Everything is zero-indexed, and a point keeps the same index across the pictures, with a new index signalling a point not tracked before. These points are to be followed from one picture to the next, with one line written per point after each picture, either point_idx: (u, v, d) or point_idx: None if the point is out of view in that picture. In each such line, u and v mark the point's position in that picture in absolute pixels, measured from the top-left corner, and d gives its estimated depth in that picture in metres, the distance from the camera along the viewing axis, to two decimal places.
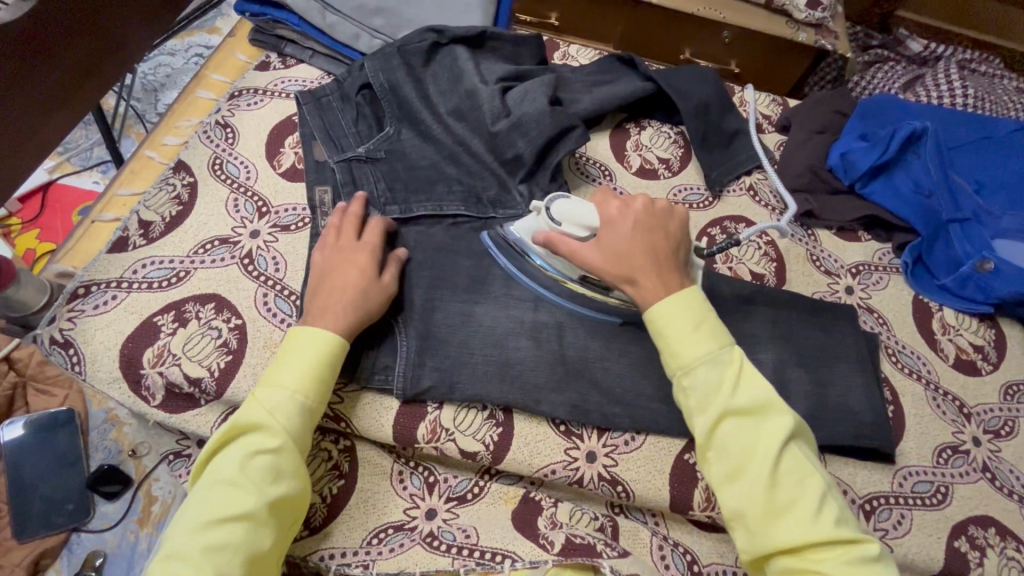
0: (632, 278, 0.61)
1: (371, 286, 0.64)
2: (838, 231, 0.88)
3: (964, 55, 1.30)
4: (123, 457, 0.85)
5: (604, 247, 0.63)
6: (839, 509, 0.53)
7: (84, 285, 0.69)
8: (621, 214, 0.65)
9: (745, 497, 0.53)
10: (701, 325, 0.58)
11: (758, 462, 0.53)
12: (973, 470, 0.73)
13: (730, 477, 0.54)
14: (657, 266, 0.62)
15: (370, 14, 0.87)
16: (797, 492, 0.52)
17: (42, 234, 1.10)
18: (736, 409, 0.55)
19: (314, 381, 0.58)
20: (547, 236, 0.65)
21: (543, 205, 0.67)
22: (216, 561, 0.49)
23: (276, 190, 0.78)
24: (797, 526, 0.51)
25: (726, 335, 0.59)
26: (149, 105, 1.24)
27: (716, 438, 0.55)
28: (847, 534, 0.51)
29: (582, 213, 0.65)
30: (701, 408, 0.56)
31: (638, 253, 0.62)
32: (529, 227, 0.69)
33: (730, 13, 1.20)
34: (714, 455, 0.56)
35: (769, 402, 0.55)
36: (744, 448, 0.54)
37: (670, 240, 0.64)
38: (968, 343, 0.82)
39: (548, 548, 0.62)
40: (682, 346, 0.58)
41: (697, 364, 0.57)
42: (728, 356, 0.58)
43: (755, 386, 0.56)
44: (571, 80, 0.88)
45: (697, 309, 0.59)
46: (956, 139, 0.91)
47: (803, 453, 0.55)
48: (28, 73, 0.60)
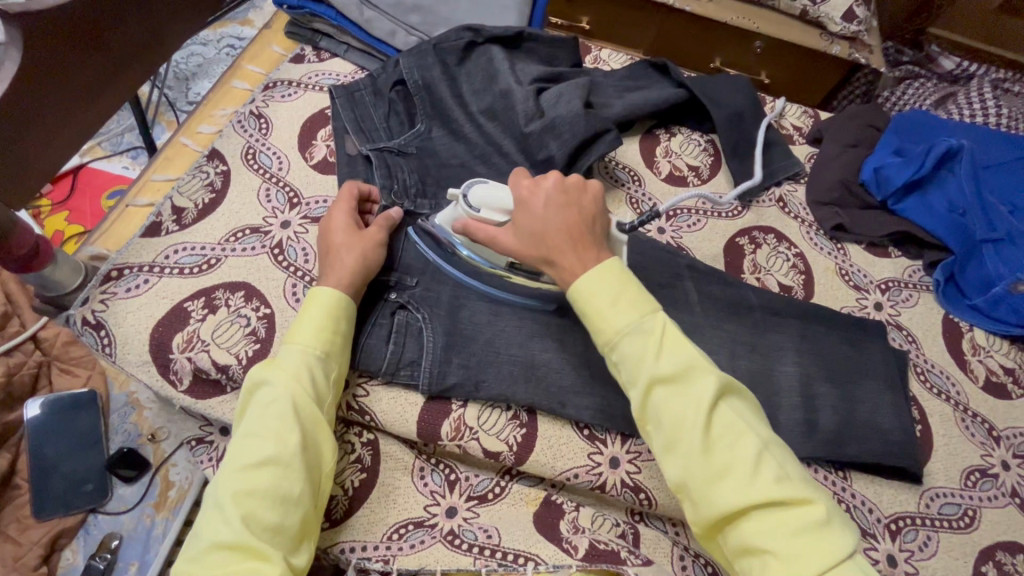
0: (550, 260, 0.57)
1: (376, 254, 0.66)
2: (869, 246, 0.87)
3: (997, 75, 1.28)
4: (141, 441, 0.86)
5: (519, 230, 0.59)
6: (781, 466, 0.49)
7: (118, 268, 0.69)
8: (531, 194, 0.59)
9: (683, 466, 0.50)
10: (619, 298, 0.54)
11: (689, 430, 0.50)
12: (1001, 495, 0.72)
13: (667, 448, 0.51)
14: (575, 244, 0.56)
15: (408, 12, 0.88)
16: (731, 455, 0.49)
17: (71, 217, 1.11)
18: (662, 377, 0.51)
19: (327, 333, 0.60)
20: (463, 225, 0.61)
21: (460, 192, 0.62)
22: (250, 504, 0.50)
23: (307, 181, 0.78)
24: (733, 491, 0.48)
25: (649, 301, 0.55)
26: (180, 93, 1.26)
27: (649, 409, 0.52)
28: (784, 493, 0.47)
29: (496, 197, 0.61)
30: (630, 382, 0.53)
31: (550, 230, 0.57)
32: (450, 215, 0.65)
33: (764, 23, 1.19)
34: (651, 427, 0.53)
35: (694, 365, 0.52)
36: (675, 416, 0.51)
37: (585, 216, 0.58)
38: (998, 365, 0.81)
39: (571, 552, 0.61)
40: (605, 320, 0.54)
41: (620, 336, 0.53)
42: (652, 323, 0.54)
43: (680, 351, 0.52)
44: (604, 84, 0.88)
45: (619, 276, 0.55)
46: (991, 157, 0.90)
47: (736, 412, 0.52)
48: (75, 57, 0.61)
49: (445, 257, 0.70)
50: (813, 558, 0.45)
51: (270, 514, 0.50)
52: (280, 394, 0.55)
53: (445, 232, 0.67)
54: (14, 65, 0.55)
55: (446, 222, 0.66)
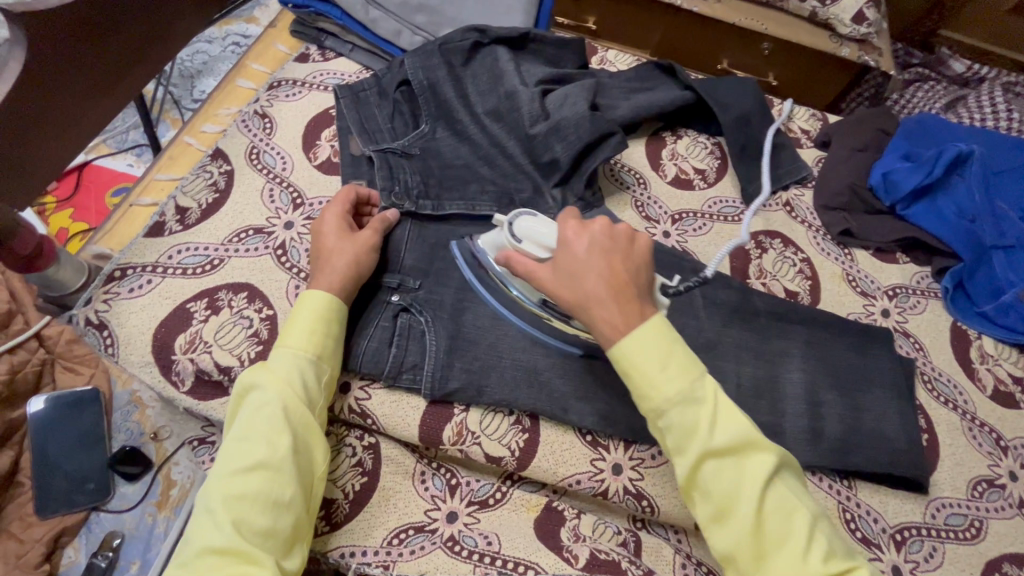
0: (586, 306, 0.55)
1: (369, 258, 0.65)
2: (876, 251, 0.86)
3: (1009, 78, 1.27)
4: (144, 440, 0.86)
5: (559, 273, 0.57)
6: (829, 541, 0.49)
7: (121, 268, 0.69)
8: (577, 237, 0.58)
9: (734, 540, 0.49)
10: (668, 362, 0.53)
11: (743, 506, 0.49)
12: (1009, 506, 0.71)
13: (716, 519, 0.51)
14: (615, 295, 0.54)
15: (413, 11, 0.87)
16: (785, 533, 0.49)
17: (75, 214, 1.11)
18: (715, 450, 0.50)
19: (318, 336, 0.59)
20: (506, 256, 0.61)
21: (506, 220, 0.62)
22: (241, 509, 0.50)
23: (311, 182, 0.78)
24: (787, 568, 0.48)
25: (696, 365, 0.54)
26: (185, 90, 1.26)
27: (698, 480, 0.51)
28: (837, 569, 0.48)
29: (544, 232, 0.60)
30: (678, 451, 0.52)
31: (594, 278, 0.55)
32: (493, 239, 0.65)
33: (771, 24, 1.18)
34: (699, 496, 0.52)
35: (748, 439, 0.51)
36: (727, 490, 0.50)
37: (630, 266, 0.57)
38: (1007, 373, 0.80)
39: (572, 562, 0.62)
40: (655, 387, 0.52)
41: (669, 405, 0.52)
42: (702, 391, 0.52)
43: (734, 423, 0.51)
44: (609, 85, 0.87)
45: (667, 340, 0.54)
46: (1002, 162, 0.89)
47: (787, 485, 0.51)
48: (79, 58, 0.61)
49: (485, 285, 0.69)
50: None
51: (262, 518, 0.50)
52: (272, 398, 0.55)
53: (484, 255, 0.67)
54: (18, 64, 0.55)
55: (488, 246, 0.65)
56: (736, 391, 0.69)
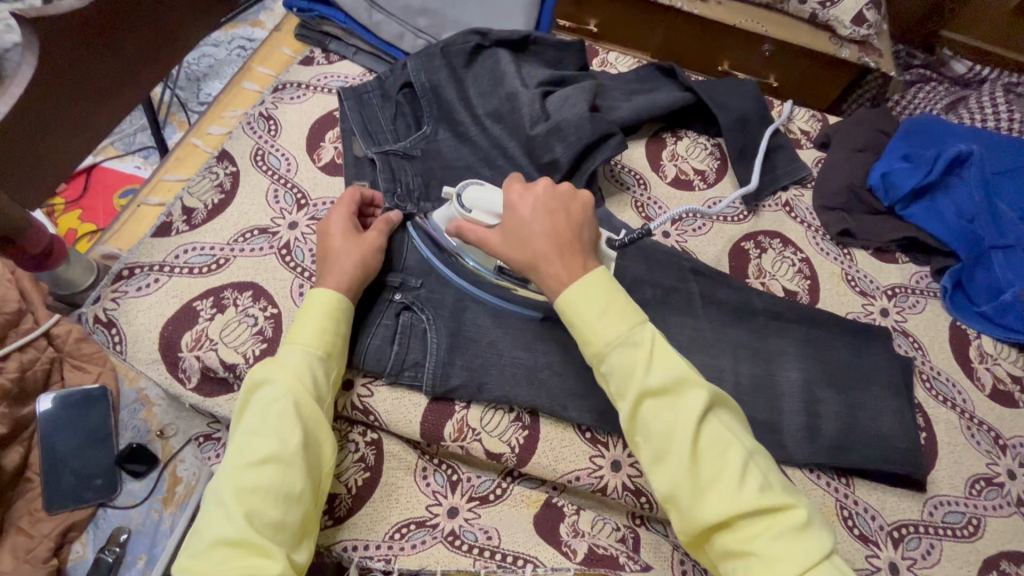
0: (535, 264, 0.57)
1: (376, 258, 0.67)
2: (875, 251, 0.87)
3: (1011, 79, 1.27)
4: (151, 437, 0.88)
5: (507, 234, 0.59)
6: (764, 475, 0.50)
7: (129, 267, 0.71)
8: (521, 199, 0.60)
9: (672, 478, 0.50)
10: (609, 309, 0.54)
11: (678, 442, 0.50)
12: (1007, 504, 0.71)
13: (656, 459, 0.51)
14: (559, 251, 0.57)
15: (415, 15, 0.89)
16: (720, 466, 0.49)
17: (84, 216, 1.13)
18: (651, 389, 0.51)
19: (328, 334, 0.60)
20: (457, 226, 0.62)
21: (455, 192, 0.64)
22: (252, 502, 0.51)
23: (315, 183, 0.79)
24: (721, 500, 0.48)
25: (637, 313, 0.55)
26: (192, 93, 1.27)
27: (638, 421, 0.52)
28: (770, 500, 0.48)
29: (492, 199, 0.62)
30: (619, 394, 0.53)
31: (539, 236, 0.57)
32: (445, 213, 0.67)
33: (772, 26, 1.18)
34: (641, 439, 0.52)
35: (683, 377, 0.52)
36: (664, 428, 0.51)
37: (573, 223, 0.59)
38: (1006, 373, 0.80)
39: (570, 556, 0.63)
40: (595, 333, 0.54)
41: (609, 348, 0.53)
42: (640, 336, 0.53)
43: (670, 363, 0.52)
44: (610, 87, 0.88)
45: (606, 287, 0.55)
46: (1002, 162, 0.89)
47: (723, 423, 0.52)
48: (90, 62, 0.62)
49: (446, 263, 0.71)
50: (795, 562, 0.46)
51: (273, 511, 0.51)
52: (282, 392, 0.56)
53: (439, 229, 0.70)
54: (31, 68, 0.56)
55: (443, 220, 0.67)
56: (734, 390, 0.70)
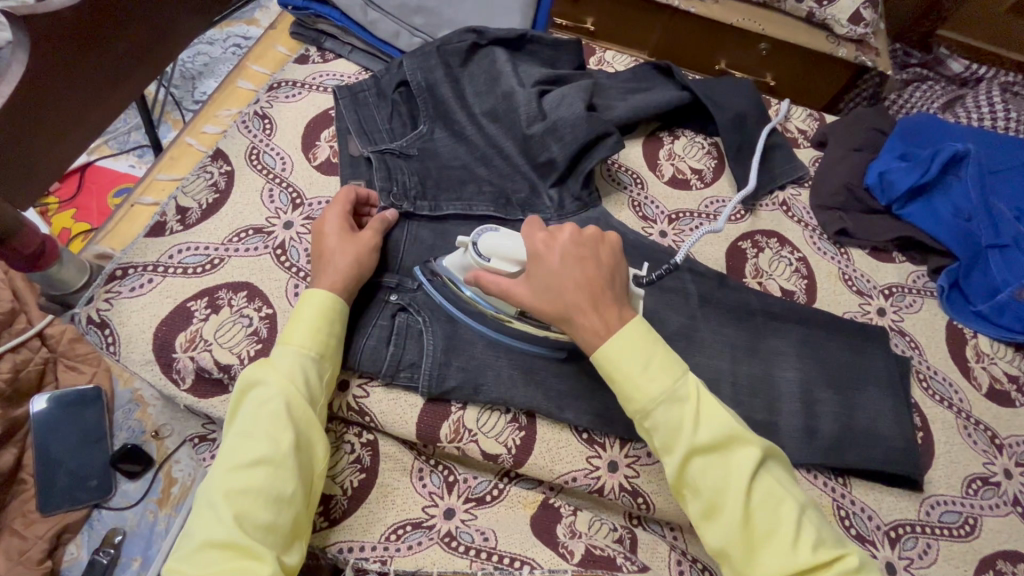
0: (567, 316, 0.55)
1: (371, 258, 0.66)
2: (872, 250, 0.87)
3: (1007, 78, 1.27)
4: (145, 438, 0.86)
5: (534, 283, 0.57)
6: (818, 530, 0.50)
7: (122, 267, 0.70)
8: (548, 248, 0.58)
9: (725, 535, 0.50)
10: (650, 363, 0.54)
11: (731, 500, 0.50)
12: (1003, 503, 0.71)
13: (707, 515, 0.51)
14: (593, 301, 0.55)
15: (411, 13, 0.88)
16: (773, 522, 0.49)
17: (78, 215, 1.12)
18: (700, 446, 0.51)
19: (322, 335, 0.60)
20: (476, 276, 0.60)
21: (470, 240, 0.61)
22: (243, 504, 0.50)
23: (311, 182, 0.79)
24: (777, 558, 0.48)
25: (678, 364, 0.54)
26: (187, 92, 1.27)
27: (686, 478, 0.52)
28: (825, 555, 0.48)
29: (510, 247, 0.59)
30: (665, 450, 0.53)
31: (570, 288, 0.55)
32: (458, 262, 0.64)
33: (769, 25, 1.18)
34: (689, 493, 0.52)
35: (731, 432, 0.52)
36: (716, 486, 0.51)
37: (603, 270, 0.57)
38: (1002, 372, 0.80)
39: (567, 557, 0.62)
40: (639, 388, 0.53)
41: (654, 405, 0.52)
42: (684, 390, 0.53)
43: (717, 418, 0.52)
44: (606, 86, 0.88)
45: (649, 341, 0.55)
46: (997, 162, 0.89)
47: (772, 475, 0.52)
48: (81, 61, 0.61)
49: (443, 295, 0.68)
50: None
51: (263, 513, 0.51)
52: (275, 394, 0.55)
53: (453, 274, 0.66)
54: (21, 67, 0.56)
55: (458, 268, 0.65)
56: (731, 390, 0.70)
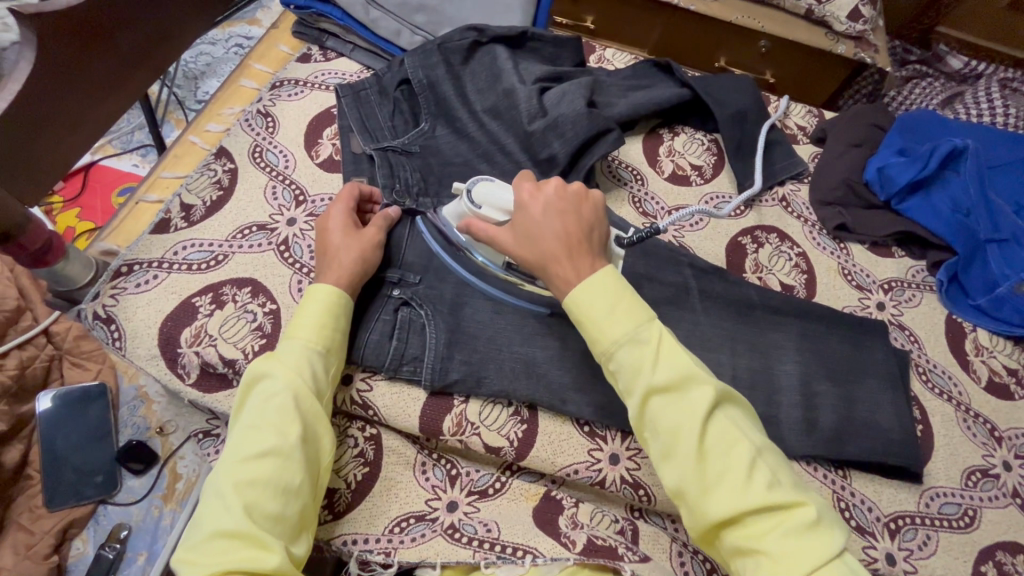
0: (543, 264, 0.57)
1: (375, 254, 0.67)
2: (871, 245, 0.87)
3: (1006, 74, 1.27)
4: (150, 434, 0.88)
5: (517, 232, 0.60)
6: (773, 473, 0.50)
7: (128, 263, 0.71)
8: (531, 198, 0.60)
9: (681, 474, 0.50)
10: (616, 307, 0.54)
11: (687, 439, 0.50)
12: (1003, 495, 0.72)
13: (664, 456, 0.51)
14: (569, 251, 0.57)
15: (413, 11, 0.89)
16: (727, 462, 0.49)
17: (82, 214, 1.13)
18: (658, 386, 0.51)
19: (328, 329, 0.61)
20: (466, 222, 0.63)
21: (465, 188, 0.65)
22: (251, 495, 0.51)
23: (314, 179, 0.79)
24: (728, 497, 0.48)
25: (644, 311, 0.55)
26: (189, 91, 1.27)
27: (646, 418, 0.52)
28: (777, 497, 0.47)
29: (500, 196, 0.63)
30: (627, 391, 0.53)
31: (548, 236, 0.57)
32: (454, 210, 0.68)
33: (768, 22, 1.19)
34: (649, 434, 0.53)
35: (691, 375, 0.52)
36: (673, 425, 0.51)
37: (583, 223, 0.59)
38: (1001, 365, 0.81)
39: (569, 546, 0.62)
40: (602, 331, 0.54)
41: (617, 346, 0.53)
42: (647, 333, 0.53)
43: (678, 361, 0.52)
44: (607, 83, 0.88)
45: (615, 287, 0.55)
46: (996, 157, 0.90)
47: (731, 419, 0.52)
48: (86, 59, 0.62)
49: (452, 256, 0.71)
50: (801, 559, 0.45)
51: (271, 504, 0.51)
52: (283, 388, 0.56)
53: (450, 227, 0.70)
54: (28, 65, 0.56)
55: (451, 216, 0.68)
56: (732, 383, 0.70)
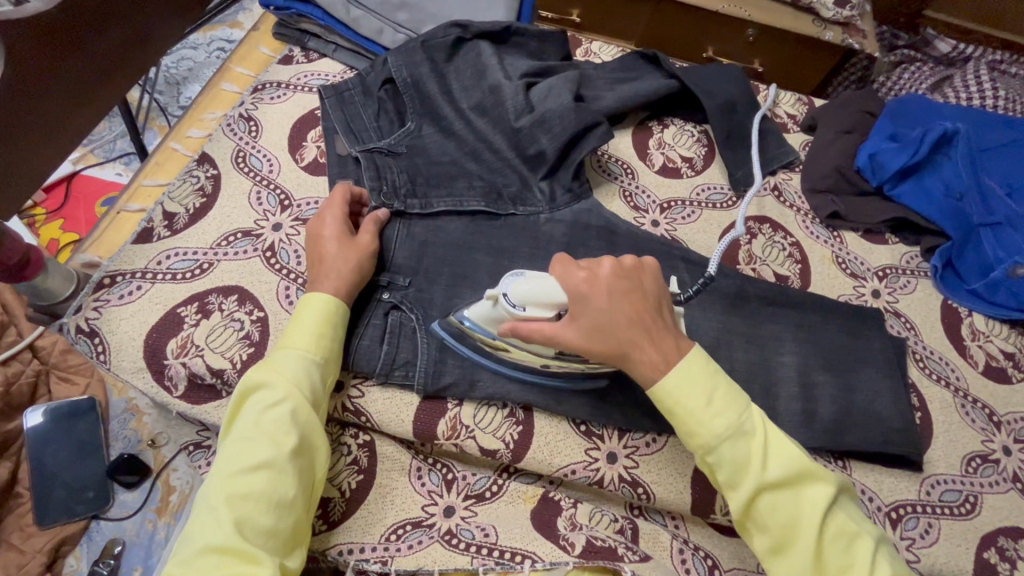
0: (622, 353, 0.55)
1: (369, 262, 0.66)
2: (865, 233, 0.87)
3: (994, 56, 1.27)
4: (141, 447, 0.86)
5: (581, 323, 0.55)
6: (893, 564, 0.50)
7: (110, 275, 0.69)
8: (591, 287, 0.55)
9: (797, 573, 0.50)
10: (714, 396, 0.53)
11: (803, 535, 0.50)
12: (1003, 480, 0.72)
13: (775, 551, 0.51)
14: (648, 334, 0.55)
15: (394, 9, 0.88)
16: (848, 558, 0.50)
17: (66, 225, 1.11)
18: (770, 482, 0.51)
19: (323, 339, 0.60)
20: (513, 327, 0.56)
21: (499, 291, 0.57)
22: (244, 508, 0.50)
23: (298, 183, 0.78)
24: None
25: (741, 397, 0.54)
26: (172, 98, 1.26)
27: (754, 513, 0.52)
28: None
29: (544, 292, 0.56)
30: (731, 485, 0.52)
31: (623, 325, 0.54)
32: (485, 313, 0.59)
33: (754, 10, 1.18)
34: (755, 528, 0.52)
35: (801, 467, 0.52)
36: (785, 522, 0.51)
37: (649, 299, 0.56)
38: (998, 349, 0.80)
39: (568, 549, 0.60)
40: (703, 425, 0.53)
41: (720, 441, 0.52)
42: (750, 423, 0.53)
43: (785, 453, 0.52)
44: (595, 77, 0.87)
45: (710, 374, 0.54)
46: (987, 141, 0.89)
47: (845, 511, 0.52)
48: (55, 66, 0.60)
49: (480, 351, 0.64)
50: None
51: (264, 517, 0.50)
52: (279, 399, 0.55)
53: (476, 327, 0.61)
54: None
55: (481, 319, 0.60)
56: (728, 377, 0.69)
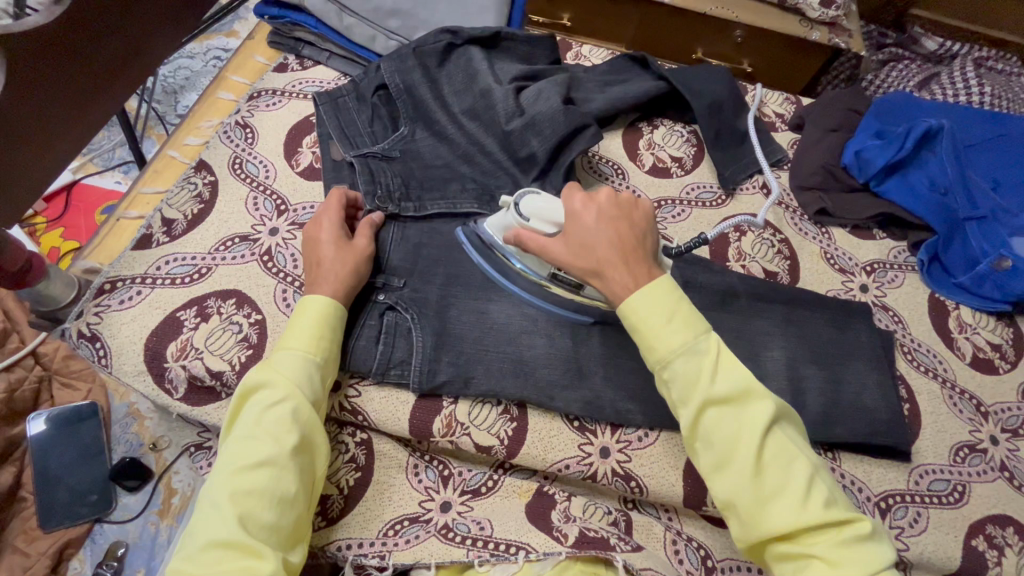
0: (599, 271, 0.58)
1: (366, 264, 0.67)
2: (852, 229, 0.88)
3: (980, 53, 1.29)
4: (144, 450, 0.87)
5: (570, 240, 0.60)
6: (829, 489, 0.51)
7: (110, 280, 0.71)
8: (584, 207, 0.60)
9: (735, 487, 0.51)
10: (675, 316, 0.55)
11: (743, 451, 0.51)
12: (991, 469, 0.73)
13: (717, 467, 0.52)
14: (625, 257, 0.57)
15: (386, 16, 0.89)
16: (784, 477, 0.50)
17: (66, 233, 1.13)
18: (716, 399, 0.52)
19: (322, 339, 0.61)
20: (514, 233, 0.63)
21: (512, 201, 0.65)
22: (247, 504, 0.51)
23: (294, 188, 0.79)
24: (784, 510, 0.49)
25: (700, 321, 0.55)
26: (169, 107, 1.28)
27: (700, 429, 0.53)
28: (834, 514, 0.49)
29: (550, 209, 0.62)
30: (682, 401, 0.53)
31: (604, 244, 0.58)
32: (500, 221, 0.67)
33: (743, 12, 1.20)
34: (701, 445, 0.53)
35: (749, 389, 0.53)
36: (728, 437, 0.52)
37: (636, 231, 0.60)
38: (985, 341, 0.81)
39: (561, 540, 0.61)
40: (658, 339, 0.54)
41: (674, 356, 0.54)
42: (705, 344, 0.54)
43: (736, 374, 0.53)
44: (584, 79, 0.89)
45: (670, 295, 0.55)
46: (970, 137, 0.91)
47: (787, 435, 0.53)
48: (55, 77, 0.62)
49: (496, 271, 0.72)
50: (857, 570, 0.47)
51: (267, 513, 0.52)
52: (281, 398, 0.56)
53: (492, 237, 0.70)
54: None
55: (497, 227, 0.68)
56: None
